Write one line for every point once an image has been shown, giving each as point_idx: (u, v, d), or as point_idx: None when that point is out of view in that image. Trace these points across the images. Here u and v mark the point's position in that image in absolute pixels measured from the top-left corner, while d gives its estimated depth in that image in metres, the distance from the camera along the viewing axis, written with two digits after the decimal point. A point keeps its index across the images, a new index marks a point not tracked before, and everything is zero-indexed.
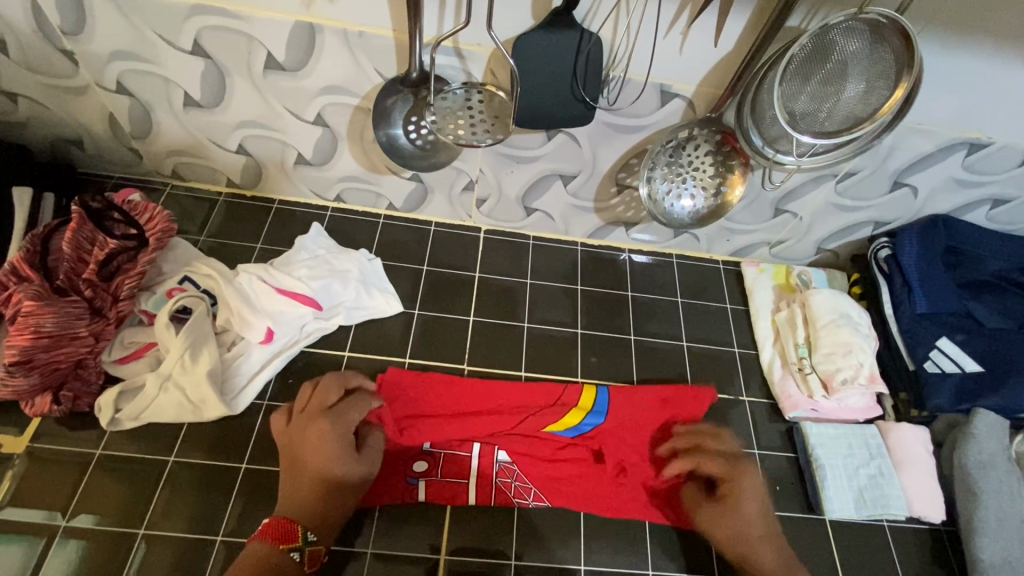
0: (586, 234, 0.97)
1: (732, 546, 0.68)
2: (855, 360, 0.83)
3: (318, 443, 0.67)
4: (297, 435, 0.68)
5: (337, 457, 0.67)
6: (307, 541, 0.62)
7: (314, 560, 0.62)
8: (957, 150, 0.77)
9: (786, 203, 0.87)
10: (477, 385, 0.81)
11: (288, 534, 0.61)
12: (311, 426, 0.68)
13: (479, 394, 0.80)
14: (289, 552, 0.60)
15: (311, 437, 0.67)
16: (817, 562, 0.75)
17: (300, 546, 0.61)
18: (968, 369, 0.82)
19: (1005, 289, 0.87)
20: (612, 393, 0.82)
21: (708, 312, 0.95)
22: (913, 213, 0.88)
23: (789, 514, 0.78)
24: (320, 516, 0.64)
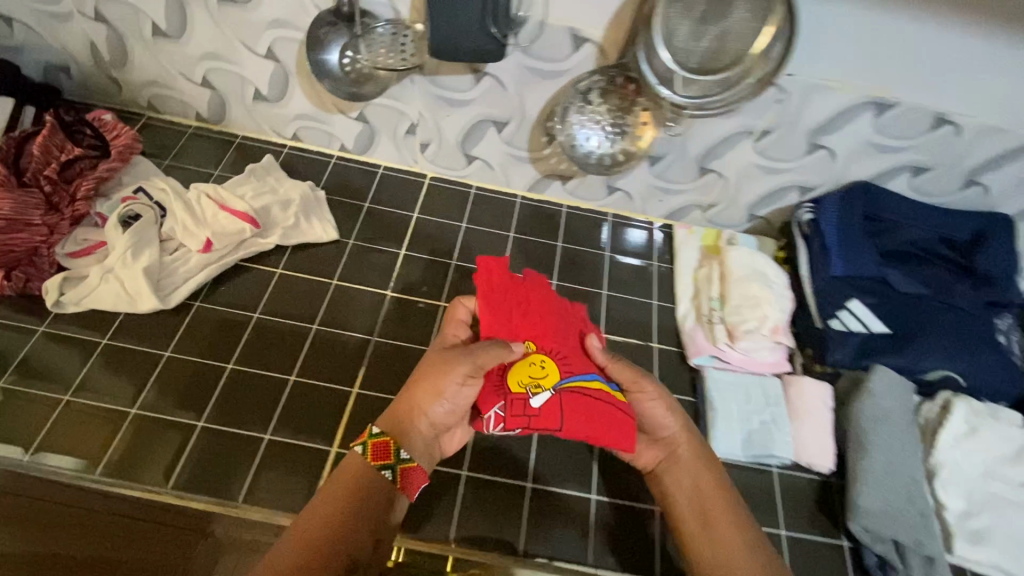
0: (525, 187, 1.02)
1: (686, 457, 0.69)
2: (762, 313, 0.85)
3: (438, 354, 0.67)
4: (425, 371, 0.66)
5: (445, 362, 0.65)
6: (371, 436, 0.62)
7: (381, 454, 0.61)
8: (864, 110, 0.79)
9: (709, 162, 0.91)
10: (370, 301, 0.87)
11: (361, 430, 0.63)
12: (445, 364, 0.64)
13: (371, 308, 0.86)
14: (356, 446, 0.62)
15: (437, 371, 0.64)
16: None
17: (363, 440, 0.62)
18: (874, 330, 0.84)
19: (923, 259, 0.89)
20: (503, 302, 0.70)
21: (636, 267, 0.98)
22: (838, 178, 0.90)
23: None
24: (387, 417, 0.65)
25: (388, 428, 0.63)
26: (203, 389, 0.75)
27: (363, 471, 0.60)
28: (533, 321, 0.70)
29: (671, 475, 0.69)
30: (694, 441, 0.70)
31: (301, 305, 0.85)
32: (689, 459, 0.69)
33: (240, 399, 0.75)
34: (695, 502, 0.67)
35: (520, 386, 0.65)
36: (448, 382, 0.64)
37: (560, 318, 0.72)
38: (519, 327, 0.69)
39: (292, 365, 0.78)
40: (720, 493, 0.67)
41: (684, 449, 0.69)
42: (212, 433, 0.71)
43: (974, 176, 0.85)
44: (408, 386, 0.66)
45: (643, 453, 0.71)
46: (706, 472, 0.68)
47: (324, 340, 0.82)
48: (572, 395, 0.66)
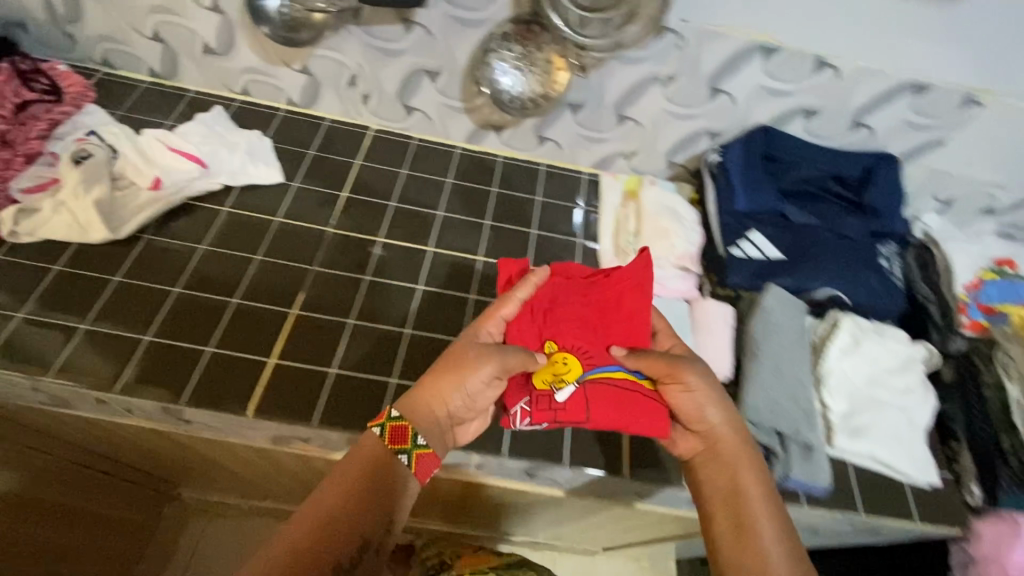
0: (463, 138, 1.09)
1: (726, 454, 0.68)
2: (670, 243, 0.95)
3: (465, 349, 0.69)
4: (448, 363, 0.68)
5: (473, 360, 0.67)
6: (389, 417, 0.65)
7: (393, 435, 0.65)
8: (753, 55, 0.88)
9: (625, 109, 0.99)
10: (312, 236, 0.94)
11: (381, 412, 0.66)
12: (467, 363, 0.67)
13: (312, 242, 0.93)
14: (374, 427, 0.66)
15: (461, 369, 0.67)
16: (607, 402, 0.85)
17: (382, 422, 0.65)
18: (770, 256, 0.93)
19: (816, 195, 0.98)
20: (528, 300, 0.75)
21: (564, 209, 1.05)
22: (741, 123, 0.98)
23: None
24: (409, 400, 0.67)
25: (406, 412, 0.66)
26: (153, 309, 0.82)
27: (380, 453, 0.64)
28: (556, 317, 0.74)
29: (706, 468, 0.69)
30: (739, 436, 0.69)
31: (246, 239, 0.91)
32: (734, 457, 0.68)
33: (185, 318, 0.82)
34: (729, 499, 0.66)
35: (545, 382, 0.70)
36: (474, 381, 0.67)
37: (584, 314, 0.75)
38: (544, 324, 0.74)
39: (236, 290, 0.86)
40: (756, 489, 0.66)
41: (726, 442, 0.69)
42: (161, 345, 0.79)
43: (860, 119, 0.95)
44: (430, 374, 0.68)
45: (680, 441, 0.71)
46: (747, 467, 0.67)
47: (267, 268, 0.89)
48: (597, 387, 0.70)
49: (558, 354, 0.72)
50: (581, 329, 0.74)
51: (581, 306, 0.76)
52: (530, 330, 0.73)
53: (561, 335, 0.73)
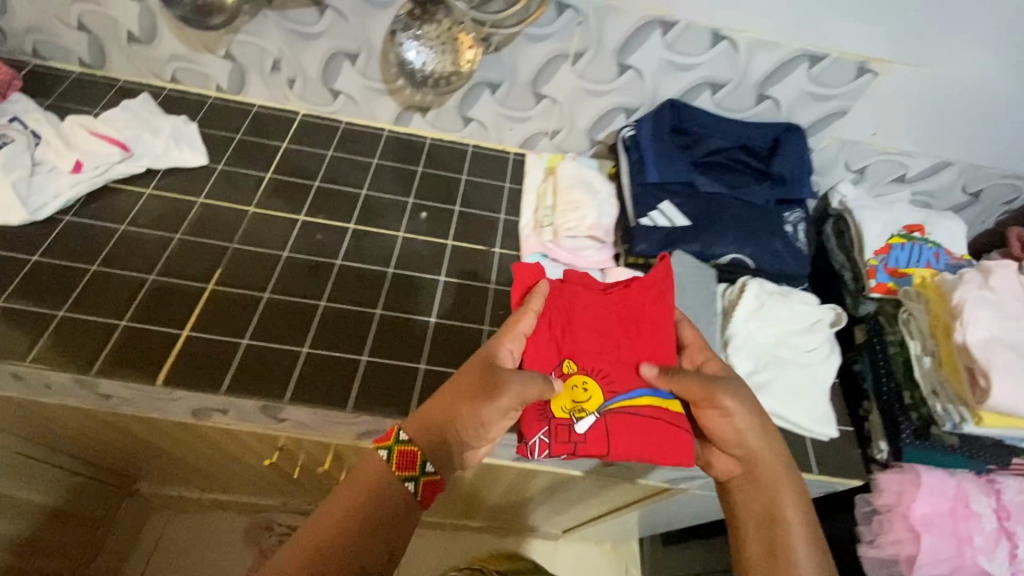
0: (390, 120, 1.11)
1: (761, 475, 0.73)
2: (580, 215, 0.97)
3: (481, 374, 0.69)
4: (464, 385, 0.69)
5: (492, 389, 0.68)
6: (398, 441, 0.65)
7: (403, 459, 0.64)
8: (653, 29, 0.91)
9: (540, 87, 1.02)
10: (234, 216, 0.96)
11: (389, 434, 0.66)
12: (480, 389, 0.68)
13: (234, 221, 0.96)
14: (379, 450, 0.65)
15: (476, 395, 0.68)
16: None
17: (390, 445, 0.65)
18: (678, 224, 0.95)
19: (726, 166, 1.01)
20: (553, 320, 0.79)
21: (488, 187, 1.08)
22: (652, 98, 1.02)
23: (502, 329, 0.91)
24: (420, 422, 0.67)
25: (416, 436, 0.66)
26: (69, 286, 0.84)
27: (383, 477, 0.64)
28: (578, 338, 0.79)
29: (742, 489, 0.73)
30: (774, 455, 0.73)
31: (168, 219, 0.94)
32: (769, 476, 0.72)
33: (99, 295, 0.84)
34: (764, 521, 0.70)
35: (564, 411, 0.75)
36: (490, 412, 0.67)
37: (604, 336, 0.79)
38: (566, 347, 0.78)
39: (153, 267, 0.88)
40: (790, 509, 0.70)
41: (763, 463, 0.73)
42: (76, 320, 0.81)
43: (764, 90, 0.98)
44: (449, 395, 0.68)
45: (716, 462, 0.76)
46: (785, 490, 0.71)
47: (186, 247, 0.91)
48: (618, 416, 0.75)
49: (578, 377, 0.77)
50: (598, 351, 0.79)
51: (602, 325, 0.80)
52: (552, 351, 0.78)
53: (583, 358, 0.78)
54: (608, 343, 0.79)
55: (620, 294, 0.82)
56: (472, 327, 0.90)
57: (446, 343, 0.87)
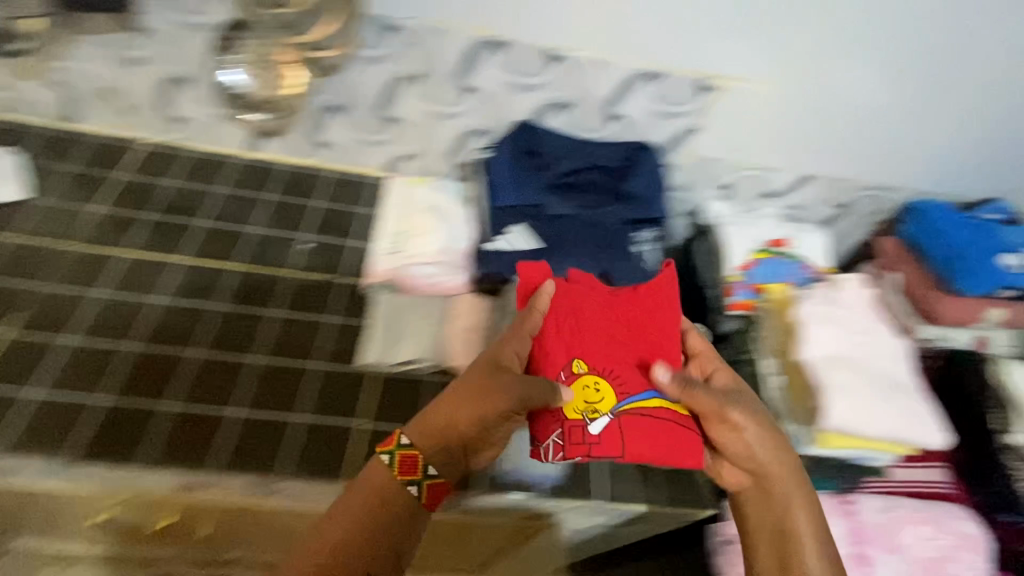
0: (239, 146, 1.07)
1: (774, 494, 0.69)
2: (423, 239, 0.93)
3: (484, 379, 0.64)
4: (479, 388, 0.63)
5: (499, 393, 0.62)
6: (398, 447, 0.63)
7: (404, 468, 0.62)
8: (484, 50, 0.89)
9: (385, 111, 0.98)
10: (46, 250, 0.90)
11: (392, 438, 0.64)
12: (471, 402, 0.63)
13: (46, 255, 0.89)
14: (381, 455, 0.63)
15: (476, 397, 0.63)
16: (336, 410, 0.79)
17: (391, 449, 0.63)
18: (525, 248, 0.91)
19: (579, 187, 0.99)
20: (558, 313, 0.72)
21: (337, 213, 1.04)
22: (502, 119, 0.99)
23: (334, 367, 0.83)
24: (428, 427, 0.64)
25: (416, 440, 0.63)
26: None
27: (383, 484, 0.61)
28: (584, 332, 0.71)
29: (754, 503, 0.70)
30: (793, 470, 0.69)
31: None
32: (781, 493, 0.68)
33: None
34: (777, 536, 0.67)
35: (577, 413, 0.67)
36: (498, 411, 0.62)
37: (609, 331, 0.72)
38: (570, 342, 0.70)
39: None
40: (808, 527, 0.67)
41: (777, 479, 0.69)
42: None
43: (610, 110, 0.97)
44: (443, 400, 0.65)
45: (726, 476, 0.71)
46: (796, 510, 0.68)
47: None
48: (630, 419, 0.67)
49: (578, 374, 0.68)
50: (612, 350, 0.71)
51: (622, 316, 0.73)
52: (563, 344, 0.70)
53: (596, 351, 0.70)
54: (620, 336, 0.72)
55: (627, 293, 0.76)
56: (297, 365, 0.82)
57: (265, 381, 0.80)
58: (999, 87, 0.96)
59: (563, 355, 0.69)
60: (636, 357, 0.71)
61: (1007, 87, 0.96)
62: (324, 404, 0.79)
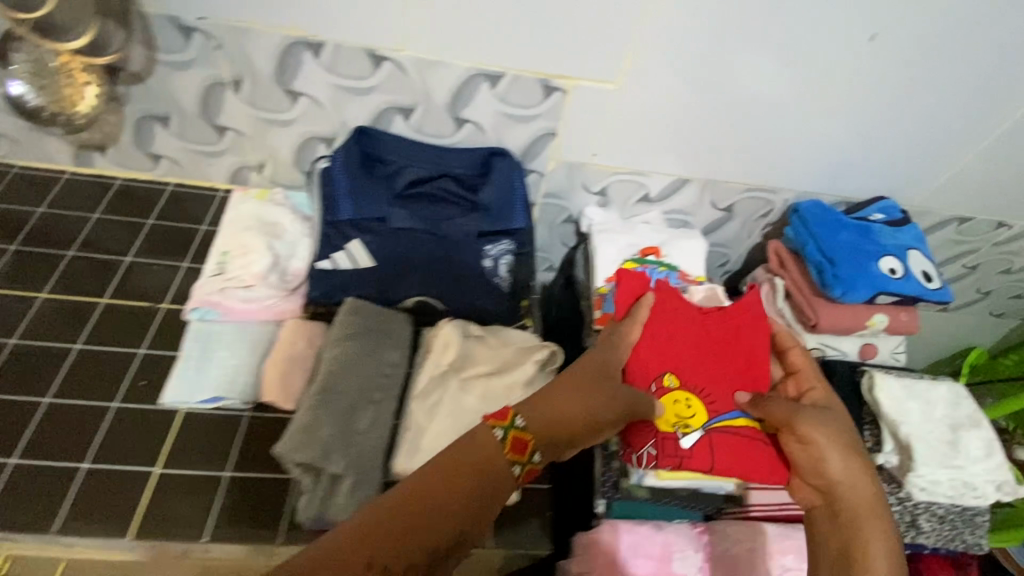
0: (70, 161, 0.98)
1: (856, 510, 0.59)
2: (249, 262, 0.85)
3: (601, 374, 0.64)
4: (584, 379, 0.63)
5: (619, 390, 0.64)
6: (512, 425, 0.53)
7: (517, 449, 0.52)
8: (302, 50, 0.81)
9: (214, 120, 0.90)
10: None
11: (505, 412, 0.54)
12: (608, 391, 0.62)
13: None
14: (494, 428, 0.53)
15: (592, 389, 0.62)
16: (133, 458, 0.73)
17: (506, 426, 0.53)
18: (359, 266, 0.85)
19: (428, 197, 0.91)
20: (652, 328, 0.81)
21: (177, 232, 0.97)
22: (344, 126, 0.91)
23: (131, 405, 0.77)
24: (537, 415, 0.55)
25: (533, 423, 0.54)
26: None
27: (488, 459, 0.50)
28: (700, 355, 0.81)
29: (820, 522, 0.61)
30: (869, 485, 0.60)
31: None
32: (859, 509, 0.59)
33: None
34: (841, 557, 0.56)
35: (670, 425, 0.77)
36: (601, 410, 0.60)
37: (709, 354, 0.81)
38: (670, 364, 0.79)
39: None
40: (882, 548, 0.56)
41: (855, 492, 0.60)
42: None
43: (457, 114, 0.89)
44: (551, 389, 0.59)
45: (798, 492, 0.65)
46: (881, 530, 0.57)
47: None
48: (720, 434, 0.77)
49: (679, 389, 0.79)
50: (701, 369, 0.80)
51: (711, 335, 0.83)
52: (659, 361, 0.79)
53: (683, 370, 0.80)
54: (704, 357, 0.81)
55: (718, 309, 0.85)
56: (97, 404, 0.76)
57: (56, 425, 0.73)
58: (880, 78, 0.88)
59: (646, 370, 0.78)
60: (722, 376, 0.81)
61: (890, 77, 0.88)
62: (118, 450, 0.73)
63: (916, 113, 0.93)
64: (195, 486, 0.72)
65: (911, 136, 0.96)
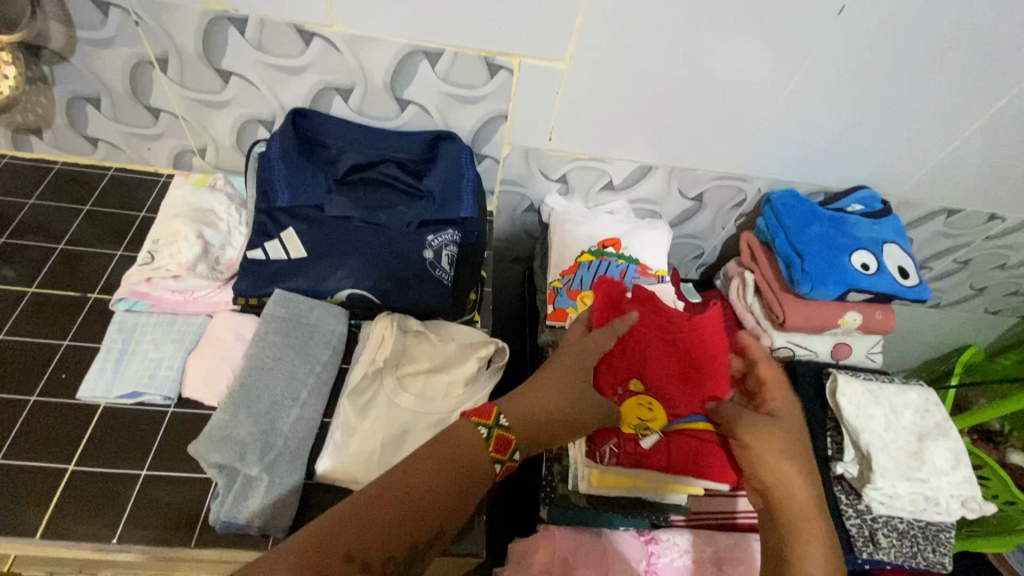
0: (8, 145, 0.94)
1: (790, 513, 0.55)
2: (176, 248, 0.81)
3: (581, 371, 0.63)
4: (564, 376, 0.61)
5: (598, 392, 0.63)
6: (498, 425, 0.53)
7: (501, 448, 0.52)
8: (225, 26, 0.77)
9: (146, 102, 0.86)
10: None
11: (488, 411, 0.53)
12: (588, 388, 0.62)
13: None
14: (479, 427, 0.52)
15: (569, 388, 0.60)
16: (45, 455, 0.69)
17: (490, 425, 0.52)
18: (292, 255, 0.81)
19: (370, 183, 0.87)
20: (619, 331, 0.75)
21: (115, 218, 0.92)
22: (280, 107, 0.86)
23: (45, 398, 0.73)
24: (517, 410, 0.55)
25: (518, 425, 0.54)
26: None
27: (473, 454, 0.51)
28: (667, 359, 0.76)
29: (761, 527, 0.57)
30: (806, 486, 0.56)
31: None
32: (795, 511, 0.55)
33: None
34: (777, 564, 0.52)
35: (631, 427, 0.71)
36: (585, 410, 0.60)
37: (676, 357, 0.76)
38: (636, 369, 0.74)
39: None
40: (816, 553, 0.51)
41: (790, 491, 0.56)
42: None
43: (397, 94, 0.84)
44: (523, 390, 0.58)
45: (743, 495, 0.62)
46: (815, 536, 0.52)
47: None
48: (679, 436, 0.72)
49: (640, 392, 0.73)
50: (666, 370, 0.75)
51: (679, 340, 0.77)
52: (622, 363, 0.73)
53: (648, 373, 0.74)
54: (668, 361, 0.76)
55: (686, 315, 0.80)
56: (14, 397, 0.73)
57: None
58: (859, 56, 0.80)
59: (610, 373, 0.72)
60: (689, 378, 0.75)
61: (869, 54, 0.80)
62: (31, 444, 0.70)
63: (898, 94, 0.85)
64: (110, 483, 0.68)
65: (888, 120, 0.89)
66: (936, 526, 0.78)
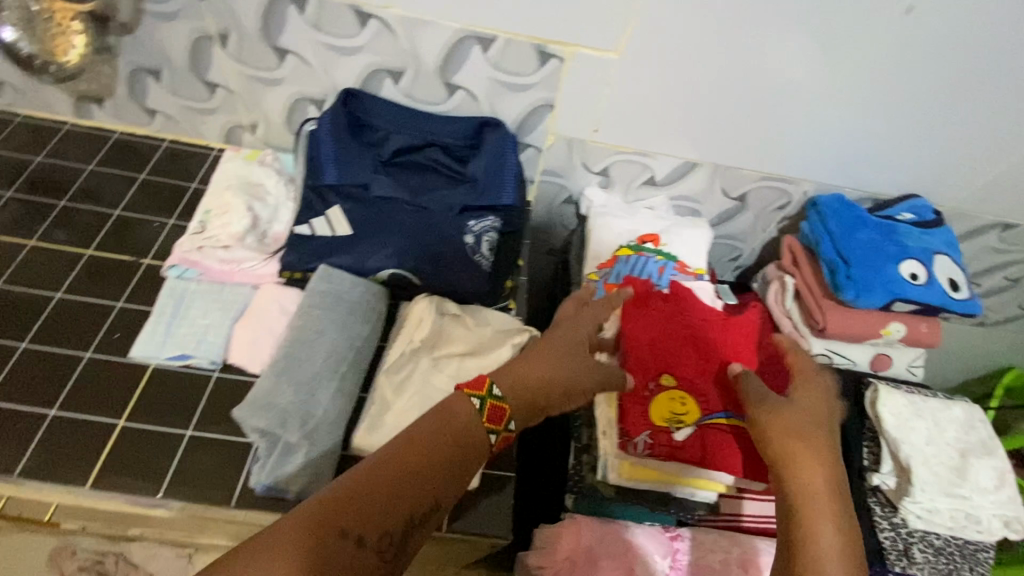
0: (71, 112, 0.98)
1: (800, 501, 0.53)
2: (229, 220, 0.84)
3: (576, 342, 0.63)
4: (557, 347, 0.62)
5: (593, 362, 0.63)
6: (491, 396, 0.54)
7: (495, 417, 0.53)
8: (287, 4, 0.79)
9: (205, 76, 0.89)
10: None
11: (481, 382, 0.54)
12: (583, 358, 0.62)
13: None
14: (471, 398, 0.53)
15: (562, 359, 0.60)
16: (97, 409, 0.72)
17: (483, 397, 0.53)
18: (337, 233, 0.82)
19: (414, 167, 0.87)
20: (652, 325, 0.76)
21: (168, 188, 0.95)
22: (332, 87, 0.88)
23: (99, 355, 0.77)
24: (512, 379, 0.56)
25: (510, 395, 0.55)
26: None
27: (467, 428, 0.52)
28: (702, 354, 0.75)
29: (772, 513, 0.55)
30: (822, 475, 0.54)
31: None
32: (805, 499, 0.53)
33: None
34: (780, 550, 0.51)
35: (664, 420, 0.71)
36: (583, 383, 0.60)
37: (711, 352, 0.75)
38: (667, 363, 0.74)
39: None
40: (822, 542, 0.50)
41: (802, 479, 0.54)
42: None
43: (447, 79, 0.85)
44: (515, 360, 0.59)
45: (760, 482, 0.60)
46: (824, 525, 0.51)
47: None
48: (712, 430, 0.71)
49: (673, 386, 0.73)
50: (700, 365, 0.75)
51: (714, 336, 0.77)
52: (652, 357, 0.74)
53: (681, 368, 0.74)
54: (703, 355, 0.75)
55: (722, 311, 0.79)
56: (71, 352, 0.76)
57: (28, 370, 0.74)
58: (917, 59, 0.79)
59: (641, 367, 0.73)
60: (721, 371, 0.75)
61: (927, 58, 0.79)
62: (85, 398, 0.73)
63: (954, 101, 0.83)
64: (156, 440, 0.71)
65: (944, 128, 0.86)
66: (971, 545, 0.76)
